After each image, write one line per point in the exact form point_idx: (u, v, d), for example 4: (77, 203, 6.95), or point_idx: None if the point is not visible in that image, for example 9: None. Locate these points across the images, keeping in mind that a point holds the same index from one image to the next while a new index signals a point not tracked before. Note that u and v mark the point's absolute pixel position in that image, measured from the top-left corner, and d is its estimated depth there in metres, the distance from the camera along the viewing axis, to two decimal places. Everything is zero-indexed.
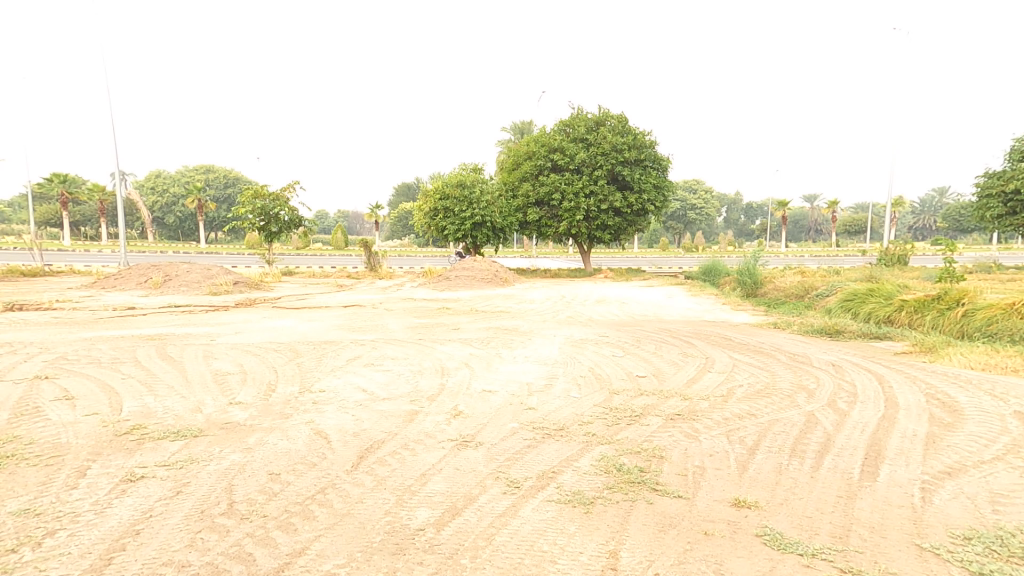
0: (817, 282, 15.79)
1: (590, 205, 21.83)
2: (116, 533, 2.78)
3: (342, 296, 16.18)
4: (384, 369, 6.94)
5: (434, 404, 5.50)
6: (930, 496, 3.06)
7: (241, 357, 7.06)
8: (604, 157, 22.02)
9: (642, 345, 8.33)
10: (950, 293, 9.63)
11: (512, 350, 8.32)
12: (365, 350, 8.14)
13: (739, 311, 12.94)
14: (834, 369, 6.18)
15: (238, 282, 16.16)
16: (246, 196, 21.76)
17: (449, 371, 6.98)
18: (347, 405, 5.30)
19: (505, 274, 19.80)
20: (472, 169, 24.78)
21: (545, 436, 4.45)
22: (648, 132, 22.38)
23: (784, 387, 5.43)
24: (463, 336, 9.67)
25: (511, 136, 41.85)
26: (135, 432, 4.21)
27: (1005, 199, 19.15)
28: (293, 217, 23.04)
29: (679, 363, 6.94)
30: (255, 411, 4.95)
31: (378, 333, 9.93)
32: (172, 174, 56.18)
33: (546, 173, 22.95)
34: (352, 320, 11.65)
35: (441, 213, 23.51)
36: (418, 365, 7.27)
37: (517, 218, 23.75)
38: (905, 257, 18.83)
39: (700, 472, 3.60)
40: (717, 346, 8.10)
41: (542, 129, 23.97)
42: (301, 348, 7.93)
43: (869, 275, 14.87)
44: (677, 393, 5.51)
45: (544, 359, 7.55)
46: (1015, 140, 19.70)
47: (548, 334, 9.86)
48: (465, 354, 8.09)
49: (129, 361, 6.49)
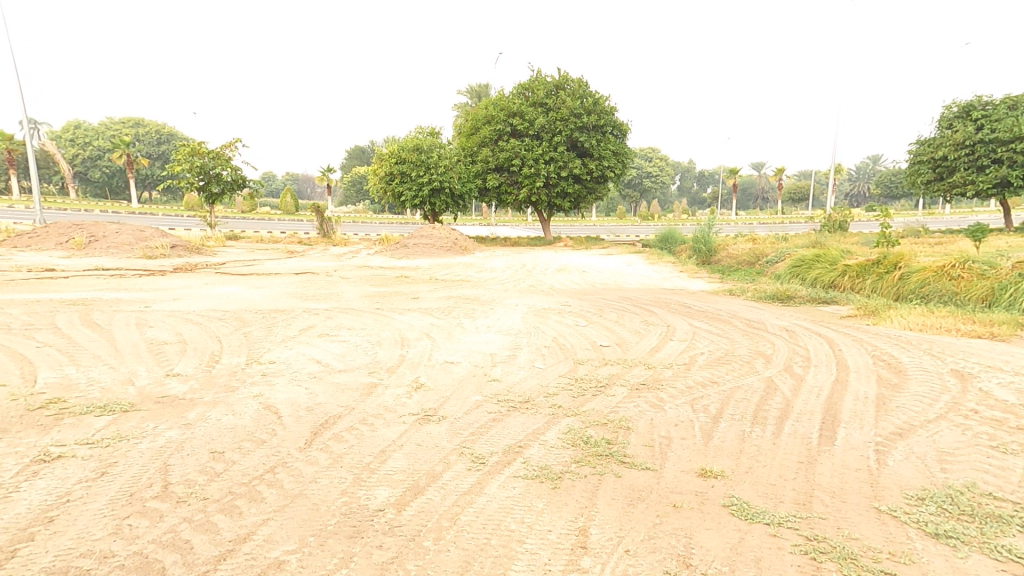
0: (767, 249, 16.32)
1: (550, 171, 21.52)
2: (27, 522, 2.44)
3: (293, 262, 15.40)
4: (340, 340, 6.61)
5: (394, 375, 5.30)
6: (885, 458, 3.15)
7: (181, 325, 6.54)
8: (564, 122, 21.63)
9: (604, 314, 8.33)
10: (889, 256, 10.12)
11: (474, 320, 8.15)
12: (319, 319, 7.76)
13: (694, 278, 13.24)
14: (788, 333, 6.37)
15: (176, 245, 15.03)
16: (183, 153, 20.09)
17: (409, 341, 6.74)
18: (300, 377, 5.00)
19: (464, 242, 19.42)
20: (428, 132, 23.86)
21: (511, 409, 4.35)
22: (608, 97, 22.07)
23: (742, 353, 5.54)
24: (422, 306, 9.38)
25: (468, 99, 40.60)
26: (53, 406, 3.75)
27: (934, 164, 20.14)
28: (236, 177, 21.54)
29: (641, 331, 6.99)
30: (197, 383, 4.56)
31: (333, 302, 9.48)
32: (95, 126, 51.17)
33: (505, 138, 22.38)
34: (304, 287, 11.11)
35: (397, 177, 22.61)
36: (376, 336, 6.98)
37: (476, 183, 23.18)
38: (846, 223, 19.74)
39: (666, 442, 3.58)
40: (676, 314, 8.23)
41: (500, 92, 23.22)
42: (248, 316, 7.44)
43: (814, 241, 15.47)
44: (640, 362, 5.54)
45: (507, 328, 7.42)
46: (947, 106, 20.39)
47: (510, 303, 9.72)
48: (425, 324, 7.84)
49: (47, 328, 5.84)
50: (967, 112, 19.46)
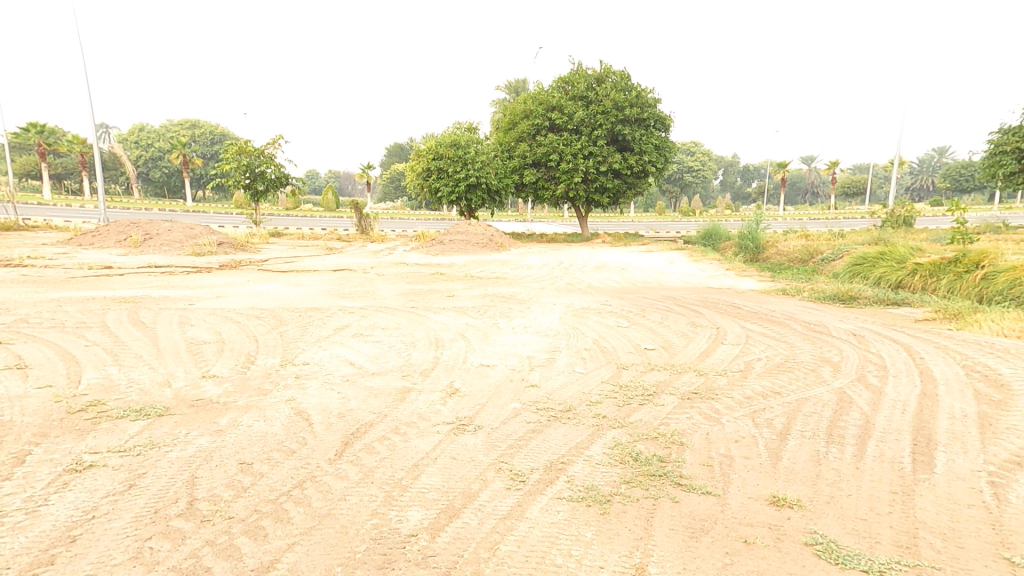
0: (822, 245, 15.36)
1: (589, 165, 21.00)
2: (49, 541, 2.34)
3: (332, 259, 15.56)
4: (374, 340, 6.48)
5: (427, 380, 5.10)
6: (1003, 493, 2.64)
7: (219, 323, 6.56)
8: (605, 115, 21.05)
9: (646, 314, 7.89)
10: (969, 254, 9.26)
11: (510, 320, 7.89)
12: (354, 318, 7.67)
13: (744, 276, 12.52)
14: (856, 339, 5.77)
15: (223, 242, 15.46)
16: (230, 152, 20.73)
17: (444, 343, 6.54)
18: (332, 381, 4.86)
19: (501, 239, 19.19)
20: (466, 128, 23.72)
21: (551, 419, 4.05)
22: (651, 89, 21.32)
23: (805, 360, 5.03)
24: (457, 305, 9.18)
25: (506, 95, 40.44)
26: (91, 409, 3.71)
27: (1018, 155, 18.34)
28: (280, 175, 22.06)
29: (688, 334, 6.55)
30: (231, 386, 4.47)
31: (368, 300, 9.40)
32: (155, 128, 53.92)
33: (544, 133, 22.00)
34: (341, 285, 11.13)
35: (434, 174, 22.62)
36: (410, 336, 6.82)
37: (513, 179, 22.92)
38: (910, 219, 18.43)
39: (728, 461, 3.17)
40: (726, 315, 7.70)
41: (539, 86, 22.83)
42: (284, 315, 7.42)
43: (877, 238, 14.42)
44: (690, 367, 5.12)
45: (544, 329, 7.11)
46: None
47: (547, 302, 9.41)
48: (460, 324, 7.63)
49: (95, 326, 5.95)
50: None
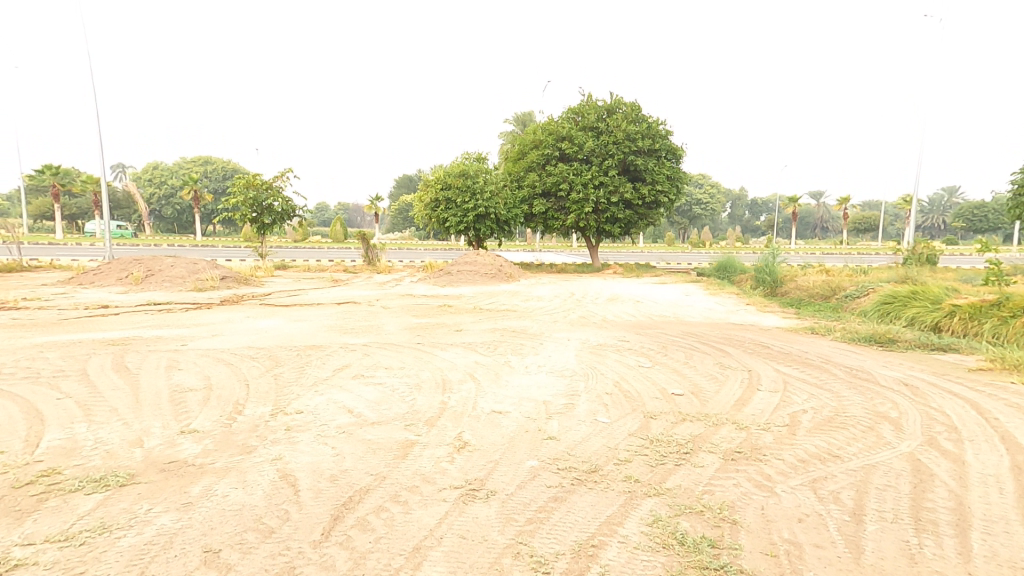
0: (845, 281, 14.83)
1: (600, 195, 20.78)
2: None
3: (337, 292, 15.22)
4: (376, 384, 6.00)
5: (433, 431, 4.58)
6: None
7: (210, 366, 6.15)
8: (616, 146, 20.94)
9: (668, 353, 7.33)
10: (1012, 299, 8.70)
11: (523, 358, 7.37)
12: (355, 358, 7.21)
13: (766, 311, 11.95)
14: (910, 390, 5.18)
15: (226, 277, 15.23)
16: (239, 185, 20.76)
17: (451, 385, 6.03)
18: (327, 436, 4.36)
19: (510, 269, 18.81)
20: (475, 158, 23.71)
21: (575, 482, 3.48)
22: (663, 120, 21.24)
23: (858, 414, 4.45)
24: (465, 340, 8.70)
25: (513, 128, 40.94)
26: (41, 481, 3.22)
27: None
28: (287, 207, 22.03)
29: (718, 377, 5.98)
30: (212, 444, 3.98)
31: (372, 336, 8.94)
32: (169, 166, 55.05)
33: (553, 163, 21.88)
34: (344, 319, 10.69)
35: (442, 204, 22.49)
36: (415, 378, 6.33)
37: (522, 210, 22.72)
38: (933, 257, 17.95)
39: (796, 550, 2.60)
40: (755, 356, 7.14)
41: (549, 118, 22.87)
42: (281, 356, 7.00)
43: (902, 275, 13.86)
44: (727, 418, 4.55)
45: (560, 369, 6.58)
46: None
47: (560, 338, 8.90)
48: (469, 363, 7.13)
49: (74, 375, 5.52)
50: None
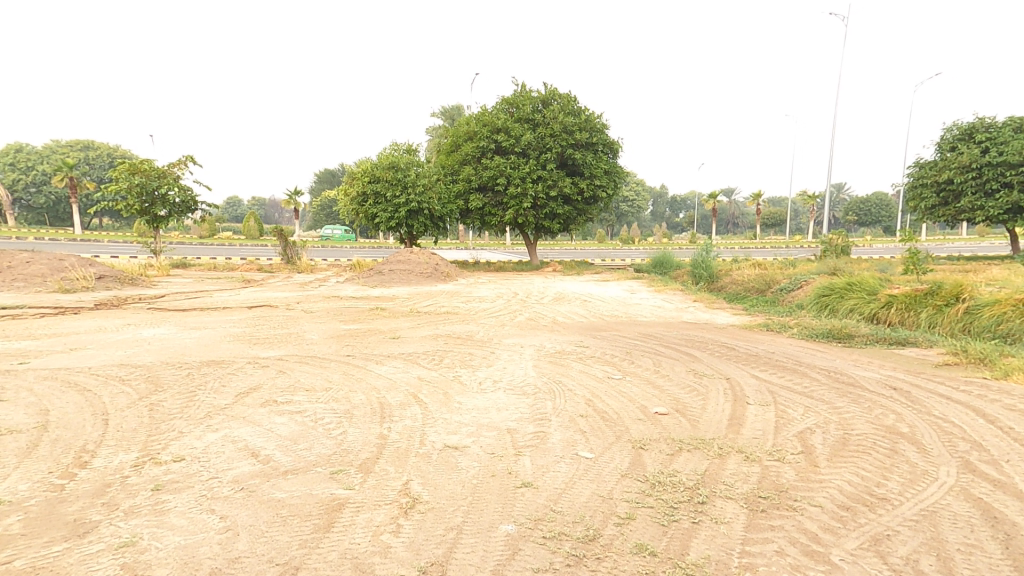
0: (777, 274, 15.11)
1: (538, 190, 20.13)
2: None
3: (247, 293, 13.33)
4: (293, 413, 4.77)
5: (370, 479, 3.50)
6: None
7: (56, 404, 4.62)
8: (553, 138, 20.37)
9: (635, 363, 6.63)
10: (946, 286, 8.79)
11: (474, 370, 6.39)
12: (268, 379, 5.88)
13: (713, 309, 11.72)
14: (903, 393, 4.72)
15: (104, 278, 12.88)
16: (121, 172, 17.87)
17: (392, 410, 4.94)
18: (216, 499, 3.14)
19: (446, 267, 17.65)
20: (405, 148, 22.21)
21: (569, 561, 2.55)
22: (599, 113, 20.94)
23: (871, 429, 3.86)
24: (404, 350, 7.53)
25: (441, 121, 39.63)
26: None
27: (937, 189, 18.21)
28: (185, 199, 19.39)
29: (697, 388, 5.35)
30: (20, 537, 2.66)
31: (291, 348, 7.53)
32: (39, 150, 47.76)
33: (489, 155, 20.92)
34: (255, 327, 9.10)
35: (370, 198, 20.83)
36: (344, 402, 5.17)
37: (457, 205, 21.57)
38: (848, 248, 18.83)
39: None
40: (725, 361, 6.64)
41: (483, 108, 21.86)
42: (166, 379, 5.55)
43: (830, 267, 14.27)
44: (728, 442, 3.84)
45: (519, 386, 5.67)
46: (951, 125, 18.54)
47: (511, 344, 7.99)
48: (410, 378, 6.05)
49: None
50: (969, 133, 17.77)
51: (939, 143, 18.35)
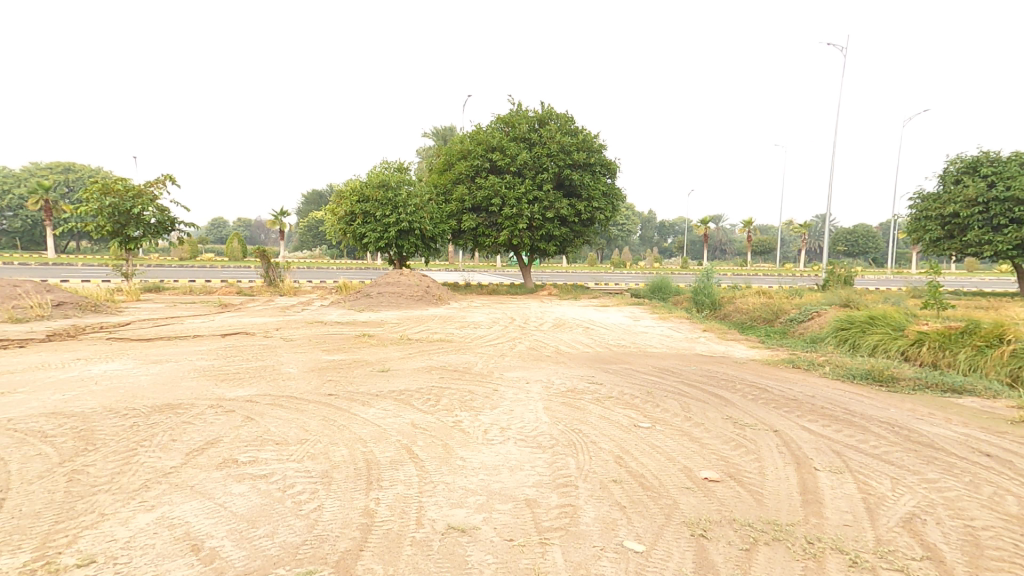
0: (785, 303, 14.50)
1: (534, 211, 19.50)
2: None
3: (222, 319, 12.32)
4: (257, 478, 3.82)
5: None
6: None
7: None
8: (550, 159, 19.84)
9: (660, 406, 5.79)
10: (983, 326, 8.18)
11: (477, 414, 5.49)
12: (231, 427, 4.91)
13: (726, 340, 10.99)
14: (1000, 461, 3.95)
15: (64, 305, 11.83)
16: (93, 191, 16.91)
17: (380, 470, 4.03)
18: None
19: (438, 291, 16.79)
20: (396, 167, 21.48)
21: None
22: (597, 134, 20.49)
23: (994, 518, 3.05)
24: (395, 387, 6.59)
25: (432, 141, 39.23)
26: None
27: (943, 221, 17.93)
28: (162, 219, 18.35)
29: (744, 444, 4.53)
30: None
31: (264, 386, 6.57)
32: (16, 171, 46.36)
33: (483, 175, 20.31)
34: (225, 360, 8.11)
35: (359, 218, 20.01)
36: (321, 459, 4.24)
37: (450, 225, 20.84)
38: (851, 278, 18.39)
39: None
40: (761, 405, 5.83)
41: (477, 127, 21.34)
42: (104, 432, 4.58)
43: (842, 298, 13.67)
44: (813, 529, 3.00)
45: (532, 437, 4.78)
46: (954, 157, 18.43)
47: (514, 379, 7.12)
48: (403, 424, 5.13)
49: None
50: (974, 166, 17.53)
51: (943, 175, 18.11)
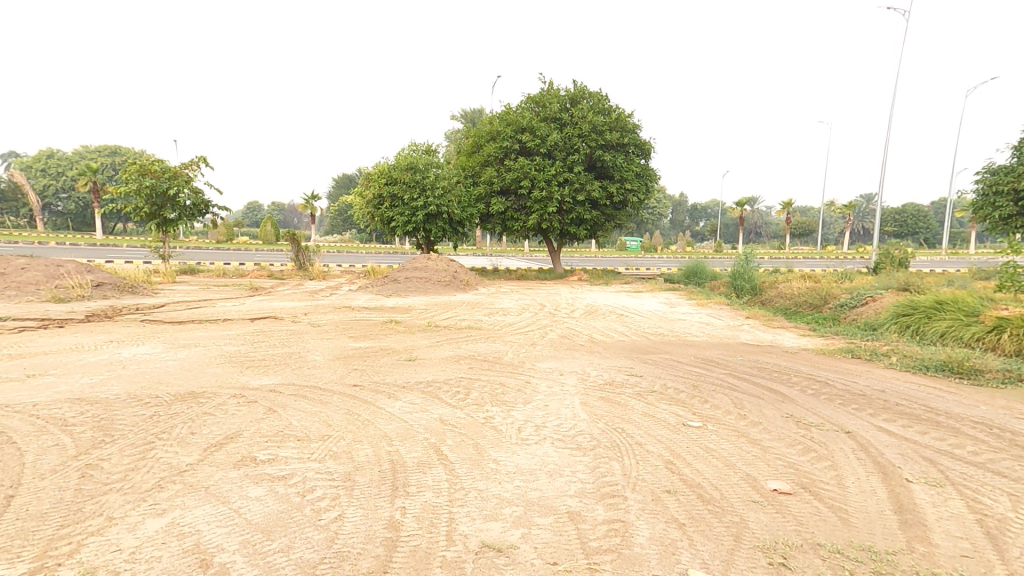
0: (835, 287, 13.60)
1: (565, 194, 18.88)
2: None
3: (252, 303, 12.29)
4: (276, 480, 3.53)
5: None
6: None
7: None
8: (581, 139, 19.13)
9: (710, 403, 5.28)
10: None
11: (510, 410, 5.10)
12: (253, 420, 4.67)
13: (773, 328, 10.30)
14: None
15: (102, 285, 12.01)
16: (131, 172, 17.16)
17: (406, 473, 3.69)
18: None
19: (466, 276, 16.47)
20: (424, 150, 21.12)
21: None
22: (632, 112, 19.63)
23: None
24: (423, 378, 6.27)
25: (461, 124, 38.65)
26: None
27: (1015, 196, 16.54)
28: (196, 200, 18.53)
29: (813, 448, 4.00)
30: None
31: (289, 374, 6.34)
32: (67, 153, 48.03)
33: (513, 157, 19.76)
34: (252, 345, 7.95)
35: (387, 201, 19.79)
36: (344, 459, 3.92)
37: (478, 209, 20.42)
38: (906, 260, 17.22)
39: None
40: (826, 401, 5.27)
41: (507, 107, 20.74)
42: (124, 422, 4.39)
43: (900, 281, 12.70)
44: (921, 562, 2.50)
45: (571, 437, 4.37)
46: None
47: (548, 371, 6.71)
48: (431, 420, 4.79)
49: None
50: None
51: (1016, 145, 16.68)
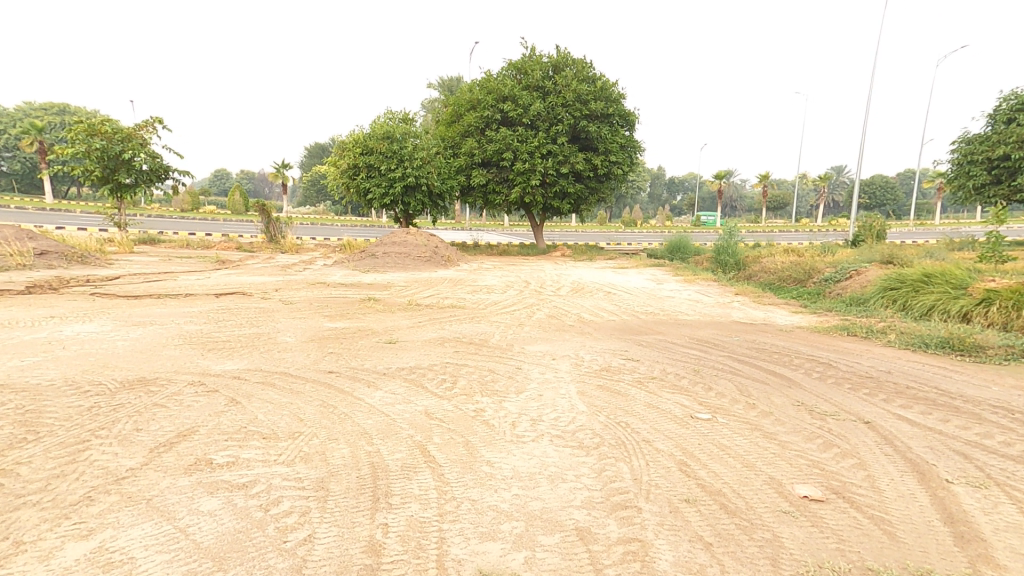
0: (819, 261, 13.48)
1: (548, 166, 18.23)
2: None
3: (217, 278, 11.49)
4: (234, 490, 3.02)
5: None
6: None
7: None
8: (565, 108, 18.41)
9: (716, 391, 4.92)
10: None
11: (502, 401, 4.65)
12: (212, 414, 4.11)
13: (763, 305, 10.08)
14: None
15: (48, 256, 11.01)
16: (78, 133, 15.74)
17: (388, 480, 3.22)
18: None
19: (447, 251, 15.83)
20: (400, 118, 20.09)
21: None
22: (617, 81, 18.95)
23: None
24: (404, 363, 5.77)
25: (437, 92, 37.10)
26: None
27: (989, 166, 16.58)
28: (153, 164, 17.24)
29: (836, 444, 3.67)
30: None
31: (256, 358, 5.76)
32: (10, 112, 44.59)
33: (494, 127, 18.95)
34: (215, 325, 7.29)
35: (362, 171, 18.82)
36: (316, 463, 3.43)
37: (458, 181, 19.63)
38: (884, 231, 17.26)
39: None
40: (835, 386, 4.97)
41: (488, 74, 19.78)
42: (54, 417, 3.78)
43: (884, 254, 12.60)
44: None
45: (571, 433, 3.96)
46: (1005, 96, 16.90)
47: (539, 354, 6.28)
48: (415, 414, 4.31)
49: None
50: None
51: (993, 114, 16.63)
